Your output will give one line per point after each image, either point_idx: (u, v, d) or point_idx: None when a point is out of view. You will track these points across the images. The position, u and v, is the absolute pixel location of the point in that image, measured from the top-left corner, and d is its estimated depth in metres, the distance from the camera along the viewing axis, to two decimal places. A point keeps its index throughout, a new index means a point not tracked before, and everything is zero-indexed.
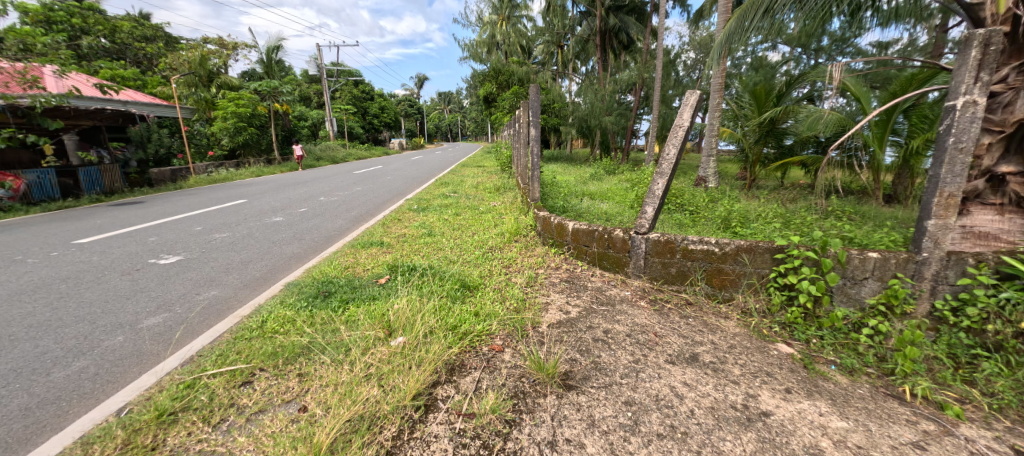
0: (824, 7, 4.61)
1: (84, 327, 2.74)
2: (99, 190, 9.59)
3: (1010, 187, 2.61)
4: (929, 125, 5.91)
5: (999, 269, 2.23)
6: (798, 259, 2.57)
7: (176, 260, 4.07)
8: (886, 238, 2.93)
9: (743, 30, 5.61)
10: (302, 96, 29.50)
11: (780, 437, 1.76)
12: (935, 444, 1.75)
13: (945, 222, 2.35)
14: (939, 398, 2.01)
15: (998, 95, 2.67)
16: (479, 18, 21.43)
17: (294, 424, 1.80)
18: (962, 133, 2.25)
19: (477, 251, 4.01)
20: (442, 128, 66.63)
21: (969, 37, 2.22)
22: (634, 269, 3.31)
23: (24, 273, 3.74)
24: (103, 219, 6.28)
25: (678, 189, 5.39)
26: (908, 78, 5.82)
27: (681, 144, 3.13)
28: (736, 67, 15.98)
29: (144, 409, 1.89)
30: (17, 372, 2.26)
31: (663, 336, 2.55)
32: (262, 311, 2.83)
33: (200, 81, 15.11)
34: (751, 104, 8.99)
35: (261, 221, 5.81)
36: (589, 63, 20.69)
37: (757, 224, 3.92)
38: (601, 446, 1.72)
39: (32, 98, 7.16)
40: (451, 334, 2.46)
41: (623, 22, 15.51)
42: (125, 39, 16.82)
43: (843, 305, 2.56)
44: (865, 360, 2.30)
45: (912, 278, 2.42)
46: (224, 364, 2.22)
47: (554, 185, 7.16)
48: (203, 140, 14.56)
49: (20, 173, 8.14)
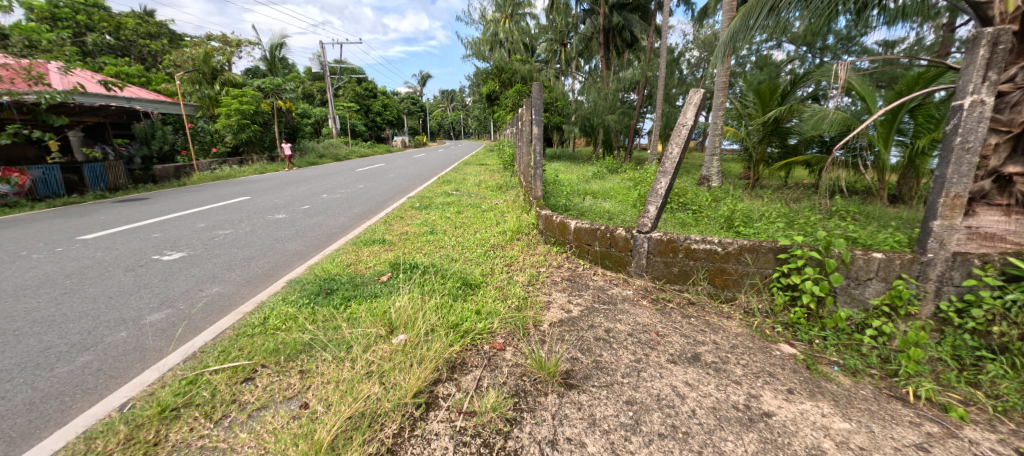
0: (829, 5, 4.56)
1: (87, 323, 2.75)
2: (104, 187, 9.65)
3: (1017, 188, 2.61)
4: (934, 125, 5.88)
5: (1005, 271, 2.20)
6: (801, 259, 2.56)
7: (179, 256, 4.08)
8: (891, 238, 2.91)
9: (747, 29, 5.55)
10: (304, 93, 29.52)
11: (782, 438, 1.76)
12: (939, 446, 1.74)
13: (950, 223, 2.34)
14: (943, 400, 1.99)
15: (1006, 95, 2.63)
16: (483, 16, 21.42)
17: (296, 421, 1.80)
18: (969, 133, 2.22)
19: (478, 249, 4.01)
20: (444, 126, 66.59)
21: (976, 37, 2.19)
22: (636, 268, 3.30)
23: (29, 269, 3.76)
24: (107, 215, 6.31)
25: (681, 188, 5.38)
26: (914, 77, 5.77)
27: (684, 143, 3.11)
28: (740, 66, 15.98)
29: (148, 404, 1.90)
30: (21, 368, 2.27)
31: (665, 336, 2.55)
32: (264, 308, 2.84)
33: (204, 78, 15.19)
34: (755, 103, 8.93)
35: (263, 219, 5.81)
36: (593, 62, 20.67)
37: (760, 224, 3.90)
38: (602, 445, 1.72)
39: (37, 95, 7.20)
40: (452, 332, 2.46)
41: (626, 20, 15.47)
42: (129, 36, 16.94)
43: (846, 306, 2.55)
44: (868, 362, 2.28)
45: (916, 279, 2.39)
46: (226, 361, 2.22)
47: (557, 184, 7.16)
48: (207, 137, 14.39)
49: (26, 169, 8.22)
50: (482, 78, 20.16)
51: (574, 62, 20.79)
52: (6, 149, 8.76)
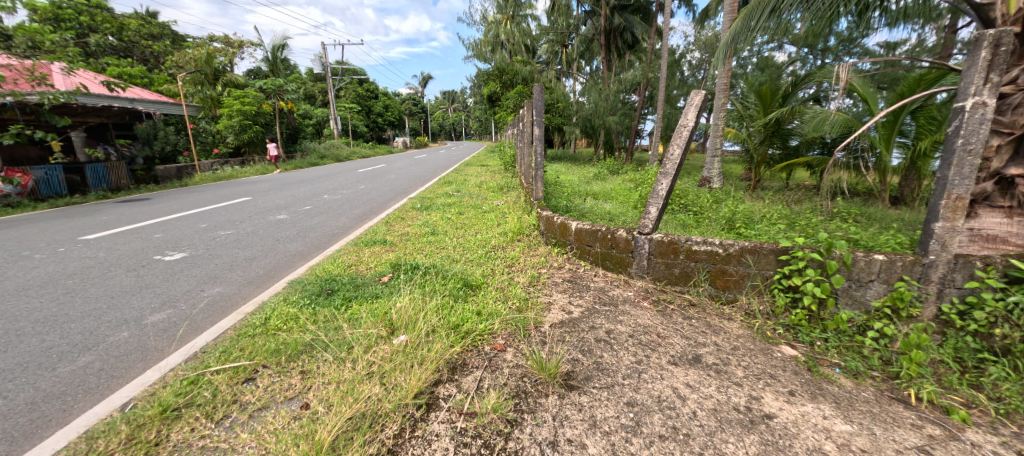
0: (831, 6, 4.56)
1: (89, 323, 2.76)
2: (106, 187, 9.68)
3: (1019, 190, 2.59)
4: (936, 127, 5.87)
5: (1008, 273, 2.18)
6: (803, 261, 2.55)
7: (180, 257, 4.09)
8: (892, 240, 2.91)
9: (748, 31, 5.54)
10: (306, 94, 29.59)
11: (782, 440, 1.75)
12: (941, 449, 1.73)
13: (952, 225, 2.32)
14: (945, 402, 1.99)
15: (1008, 97, 2.63)
16: (484, 18, 21.45)
17: (297, 421, 1.81)
18: (970, 134, 2.22)
19: (479, 250, 4.01)
20: (445, 127, 66.68)
21: (978, 38, 2.19)
22: (636, 270, 3.30)
23: (31, 269, 3.77)
24: (109, 215, 6.33)
25: (682, 190, 5.38)
26: (915, 79, 5.78)
27: (685, 144, 3.10)
28: (742, 67, 15.97)
29: (149, 405, 1.90)
30: (23, 367, 2.27)
31: (666, 338, 2.54)
32: (265, 308, 2.85)
33: (206, 78, 15.22)
34: (757, 104, 8.89)
35: (265, 219, 5.82)
36: (594, 63, 20.68)
37: (761, 225, 3.89)
38: (603, 447, 1.72)
39: (40, 95, 7.21)
40: (453, 333, 2.46)
41: (628, 21, 15.44)
42: (132, 37, 17.02)
43: (848, 308, 2.54)
44: (870, 363, 2.28)
45: (918, 281, 2.39)
46: (228, 361, 2.22)
47: (558, 185, 7.16)
48: (209, 138, 14.47)
49: (28, 169, 8.25)
50: (483, 79, 20.15)
51: (574, 63, 20.83)
52: (9, 150, 8.78)
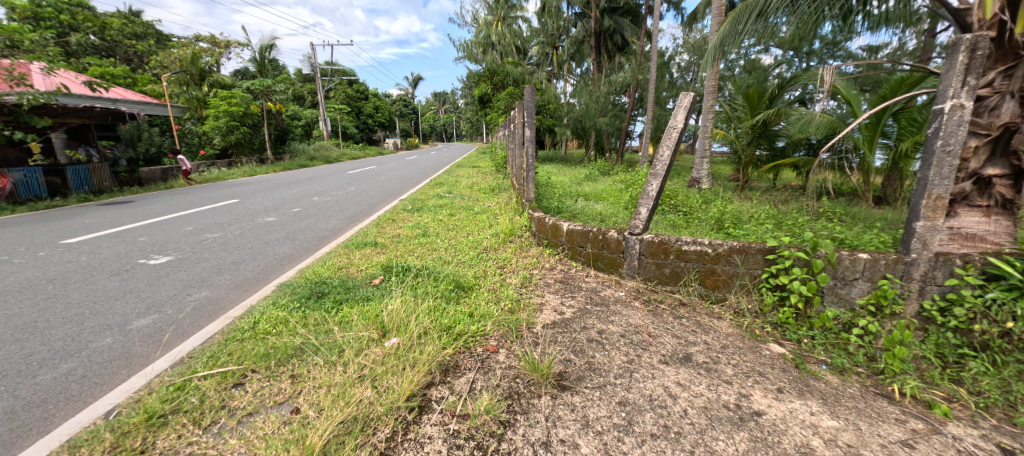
0: (816, 10, 4.64)
1: (72, 329, 2.70)
2: (88, 189, 9.44)
3: (996, 190, 2.66)
4: (917, 128, 6.02)
5: (985, 270, 2.24)
6: (789, 260, 2.60)
7: (166, 260, 4.03)
8: (876, 239, 2.98)
9: (736, 33, 5.61)
10: (294, 94, 29.15)
11: (771, 437, 1.78)
12: (924, 442, 1.77)
13: (933, 223, 2.38)
14: (928, 397, 2.04)
15: (985, 99, 2.70)
16: (475, 19, 21.53)
17: (287, 426, 1.78)
18: (950, 136, 2.28)
19: (472, 251, 4.03)
20: (437, 129, 66.26)
21: (956, 42, 2.25)
22: (628, 270, 3.32)
23: (11, 273, 3.68)
24: (92, 218, 6.22)
25: (672, 190, 5.45)
26: (898, 81, 5.92)
27: (675, 145, 3.12)
28: (730, 69, 16.27)
29: (134, 411, 1.86)
30: (2, 375, 2.21)
31: (657, 337, 2.57)
32: (254, 312, 2.81)
33: (191, 79, 15.06)
34: (744, 106, 8.99)
35: (253, 222, 5.75)
36: (584, 64, 20.86)
37: (750, 225, 3.95)
38: (595, 446, 1.73)
39: (19, 96, 7.03)
40: (445, 335, 2.45)
41: (617, 23, 15.58)
42: (114, 37, 16.62)
43: (834, 305, 2.59)
44: (854, 360, 2.33)
45: (901, 279, 2.44)
46: (216, 366, 2.19)
47: (549, 185, 7.22)
48: (195, 140, 14.27)
49: (6, 172, 8.03)
50: (474, 80, 20.13)
51: (566, 65, 20.90)
52: None
